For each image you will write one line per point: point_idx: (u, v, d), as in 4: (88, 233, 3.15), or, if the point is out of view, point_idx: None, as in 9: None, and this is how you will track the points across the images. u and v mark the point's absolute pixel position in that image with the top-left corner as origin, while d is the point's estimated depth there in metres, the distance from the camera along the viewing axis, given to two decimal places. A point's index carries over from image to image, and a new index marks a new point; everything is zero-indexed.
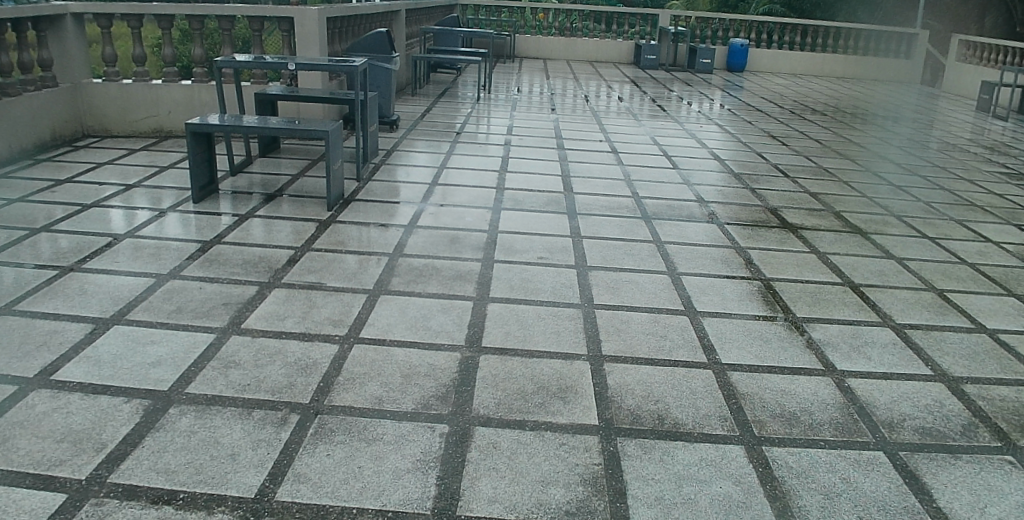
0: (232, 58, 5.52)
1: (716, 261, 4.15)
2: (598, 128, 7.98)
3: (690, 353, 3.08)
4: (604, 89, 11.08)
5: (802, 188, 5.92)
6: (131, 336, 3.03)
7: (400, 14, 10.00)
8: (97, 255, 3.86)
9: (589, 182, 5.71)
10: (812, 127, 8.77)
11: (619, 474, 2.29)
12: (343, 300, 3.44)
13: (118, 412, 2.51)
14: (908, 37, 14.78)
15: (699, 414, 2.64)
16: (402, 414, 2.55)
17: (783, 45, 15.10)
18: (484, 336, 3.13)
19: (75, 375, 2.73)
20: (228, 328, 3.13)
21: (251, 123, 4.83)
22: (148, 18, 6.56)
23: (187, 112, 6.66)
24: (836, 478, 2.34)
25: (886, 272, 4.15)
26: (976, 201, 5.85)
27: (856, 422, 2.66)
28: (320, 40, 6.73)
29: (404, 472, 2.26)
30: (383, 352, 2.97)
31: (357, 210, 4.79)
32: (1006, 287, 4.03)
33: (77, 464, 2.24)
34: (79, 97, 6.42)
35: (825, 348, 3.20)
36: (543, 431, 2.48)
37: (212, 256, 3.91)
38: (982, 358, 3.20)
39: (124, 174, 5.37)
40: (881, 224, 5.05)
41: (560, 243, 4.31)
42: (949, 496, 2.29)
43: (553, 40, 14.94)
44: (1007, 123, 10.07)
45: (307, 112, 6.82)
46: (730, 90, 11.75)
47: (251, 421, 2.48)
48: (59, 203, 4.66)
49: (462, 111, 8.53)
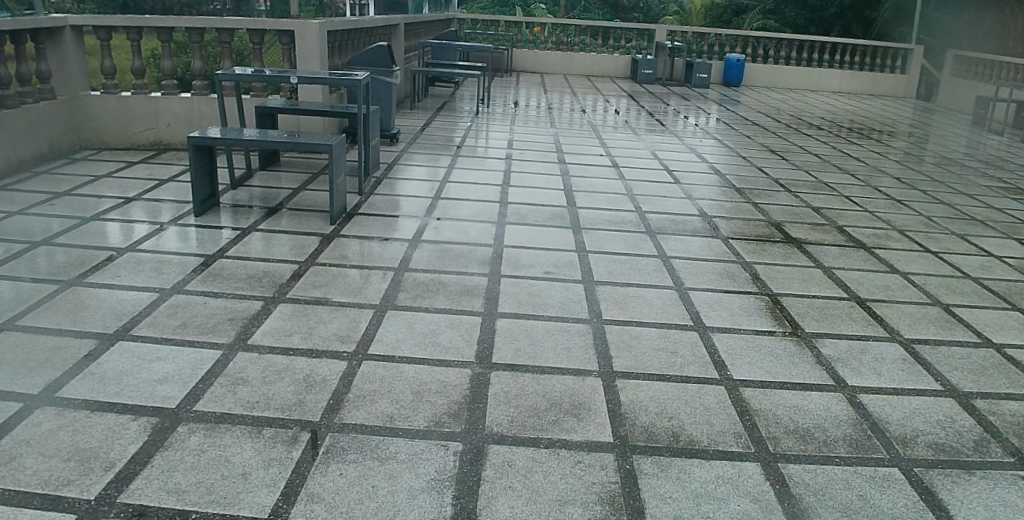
0: (233, 72, 5.50)
1: (722, 276, 4.15)
2: (598, 142, 8.00)
3: (702, 369, 3.06)
4: (601, 103, 11.14)
5: (803, 202, 5.95)
6: (136, 352, 2.99)
7: (398, 28, 10.03)
8: (99, 270, 3.82)
9: (591, 197, 5.71)
10: (811, 142, 8.82)
11: (637, 492, 2.27)
12: (349, 316, 3.41)
13: (125, 430, 2.47)
14: (902, 52, 14.92)
15: (713, 431, 2.62)
16: (414, 432, 2.52)
17: (779, 60, 15.19)
18: (494, 353, 3.10)
19: (81, 392, 2.69)
20: (235, 344, 3.10)
21: (252, 136, 4.79)
22: (146, 31, 6.55)
23: (186, 125, 6.62)
24: (854, 494, 2.32)
25: (892, 286, 4.15)
26: (976, 215, 5.88)
27: (871, 438, 2.64)
28: (320, 53, 6.71)
29: (419, 491, 2.23)
30: (394, 369, 2.94)
31: (360, 224, 4.77)
32: (1010, 301, 4.04)
33: (86, 484, 2.20)
34: (76, 110, 6.38)
35: (836, 364, 3.19)
36: (557, 450, 2.46)
37: (215, 270, 3.88)
38: (991, 373, 3.19)
39: (124, 187, 5.34)
40: (882, 239, 5.05)
41: (566, 257, 4.30)
42: (968, 513, 2.27)
43: (549, 54, 14.98)
44: (1002, 138, 10.17)
45: (307, 126, 6.80)
46: (727, 104, 11.82)
47: (262, 440, 2.45)
48: (58, 217, 4.62)
49: (460, 125, 8.52)
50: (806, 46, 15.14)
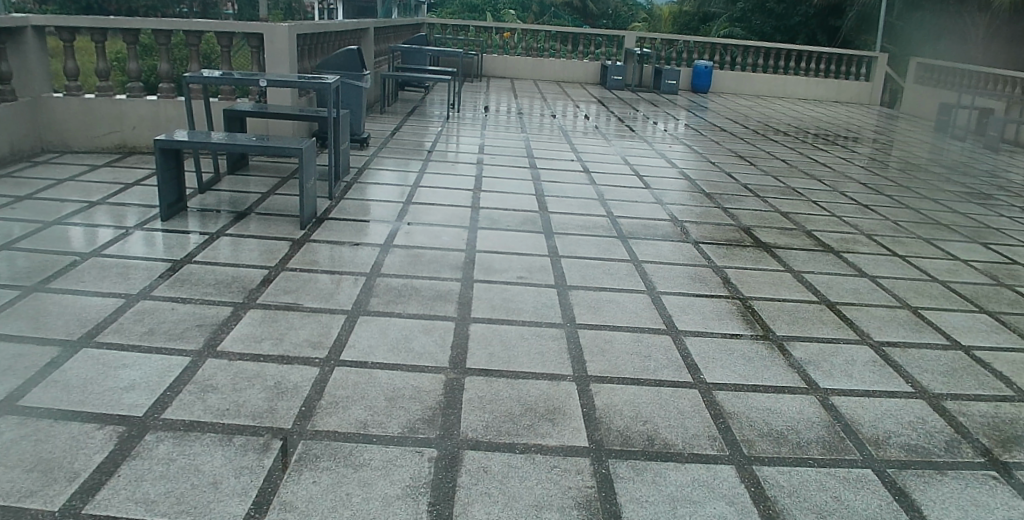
0: (200, 74, 5.41)
1: (693, 280, 4.18)
2: (569, 148, 8.02)
3: (675, 373, 3.08)
4: (571, 109, 11.18)
5: (771, 207, 6.03)
6: (100, 359, 2.92)
7: (367, 32, 9.97)
8: (62, 275, 3.73)
9: (564, 201, 5.73)
10: (778, 148, 8.95)
11: (613, 496, 2.27)
12: (321, 321, 3.37)
13: (90, 439, 2.41)
14: (866, 60, 15.24)
15: (688, 434, 2.63)
16: (388, 439, 2.50)
17: (746, 67, 15.41)
18: (468, 358, 3.08)
19: (43, 400, 2.62)
20: (204, 351, 3.04)
21: (220, 140, 4.72)
22: (112, 33, 6.44)
23: (152, 128, 6.51)
24: (827, 496, 2.35)
25: (860, 290, 4.22)
26: (941, 219, 6.02)
27: (843, 440, 2.68)
28: (289, 56, 6.64)
29: (394, 498, 2.20)
30: (367, 375, 2.91)
31: (331, 229, 4.72)
32: (976, 304, 4.14)
33: (49, 495, 2.14)
34: (38, 112, 6.23)
35: (807, 367, 3.22)
36: (533, 455, 2.45)
37: (183, 276, 3.81)
38: (959, 374, 3.26)
39: (87, 191, 5.23)
40: (850, 243, 5.14)
41: (539, 262, 4.31)
42: (939, 512, 2.31)
43: (519, 60, 15.02)
44: (966, 144, 10.41)
45: (275, 129, 6.71)
46: (695, 110, 11.94)
47: (232, 448, 2.40)
48: (19, 221, 4.50)
49: (430, 130, 8.48)
50: (773, 53, 15.40)
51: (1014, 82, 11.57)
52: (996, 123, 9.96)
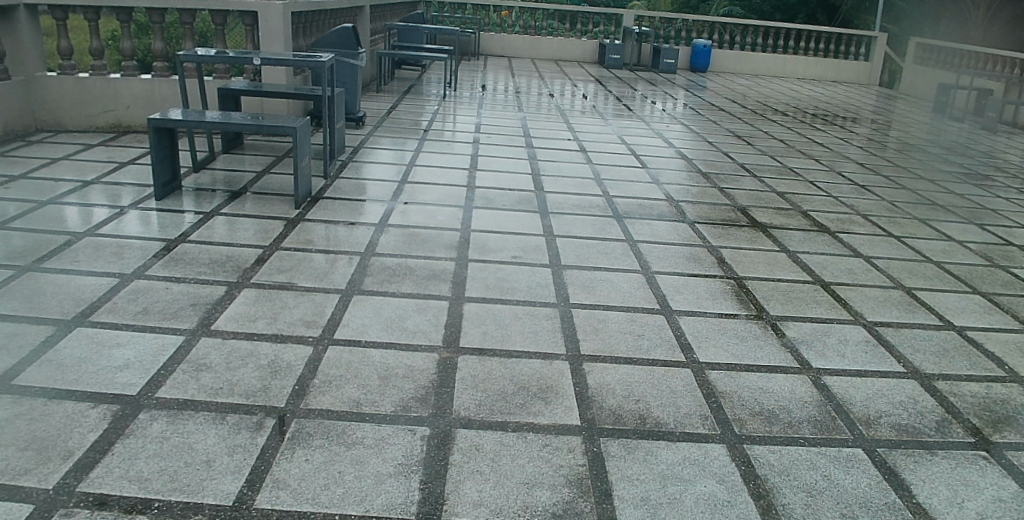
0: (195, 53, 5.34)
1: (689, 261, 4.17)
2: (565, 127, 7.99)
3: (668, 352, 3.08)
4: (568, 88, 11.13)
5: (768, 187, 6.01)
6: (94, 338, 2.92)
7: (364, 9, 9.88)
8: (56, 255, 3.71)
9: (560, 181, 5.71)
10: (776, 127, 8.92)
11: (604, 474, 2.28)
12: (315, 301, 3.37)
13: (84, 418, 2.42)
14: (866, 40, 15.15)
15: (680, 414, 2.64)
16: (382, 417, 2.50)
17: (745, 45, 15.31)
18: (462, 337, 3.10)
19: (36, 379, 2.62)
20: (197, 330, 3.04)
21: (214, 119, 4.67)
22: (104, 11, 6.35)
23: (147, 107, 6.46)
24: (817, 475, 2.36)
25: (855, 270, 4.22)
26: (937, 200, 6.01)
27: (835, 419, 2.69)
28: (285, 34, 6.58)
29: (386, 476, 2.22)
30: (361, 354, 2.92)
31: (326, 208, 4.70)
32: (971, 285, 4.14)
33: (44, 473, 2.15)
34: (31, 91, 6.18)
35: (800, 346, 3.24)
36: (525, 433, 2.46)
37: (177, 255, 3.80)
38: (951, 355, 3.27)
39: (82, 170, 5.21)
40: (847, 223, 5.14)
41: (534, 242, 4.30)
42: (928, 492, 2.33)
43: (517, 39, 14.91)
44: (965, 125, 10.38)
45: (271, 107, 6.68)
46: (692, 90, 11.89)
47: (225, 426, 2.41)
48: (13, 200, 4.48)
49: (427, 108, 8.44)
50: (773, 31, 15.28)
51: (1013, 62, 11.52)
52: (994, 104, 9.94)
